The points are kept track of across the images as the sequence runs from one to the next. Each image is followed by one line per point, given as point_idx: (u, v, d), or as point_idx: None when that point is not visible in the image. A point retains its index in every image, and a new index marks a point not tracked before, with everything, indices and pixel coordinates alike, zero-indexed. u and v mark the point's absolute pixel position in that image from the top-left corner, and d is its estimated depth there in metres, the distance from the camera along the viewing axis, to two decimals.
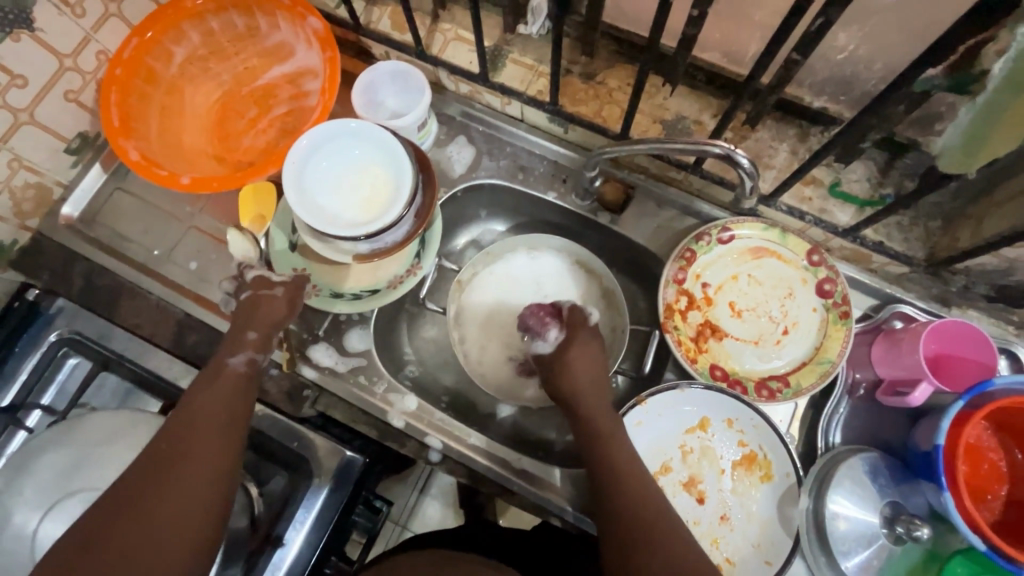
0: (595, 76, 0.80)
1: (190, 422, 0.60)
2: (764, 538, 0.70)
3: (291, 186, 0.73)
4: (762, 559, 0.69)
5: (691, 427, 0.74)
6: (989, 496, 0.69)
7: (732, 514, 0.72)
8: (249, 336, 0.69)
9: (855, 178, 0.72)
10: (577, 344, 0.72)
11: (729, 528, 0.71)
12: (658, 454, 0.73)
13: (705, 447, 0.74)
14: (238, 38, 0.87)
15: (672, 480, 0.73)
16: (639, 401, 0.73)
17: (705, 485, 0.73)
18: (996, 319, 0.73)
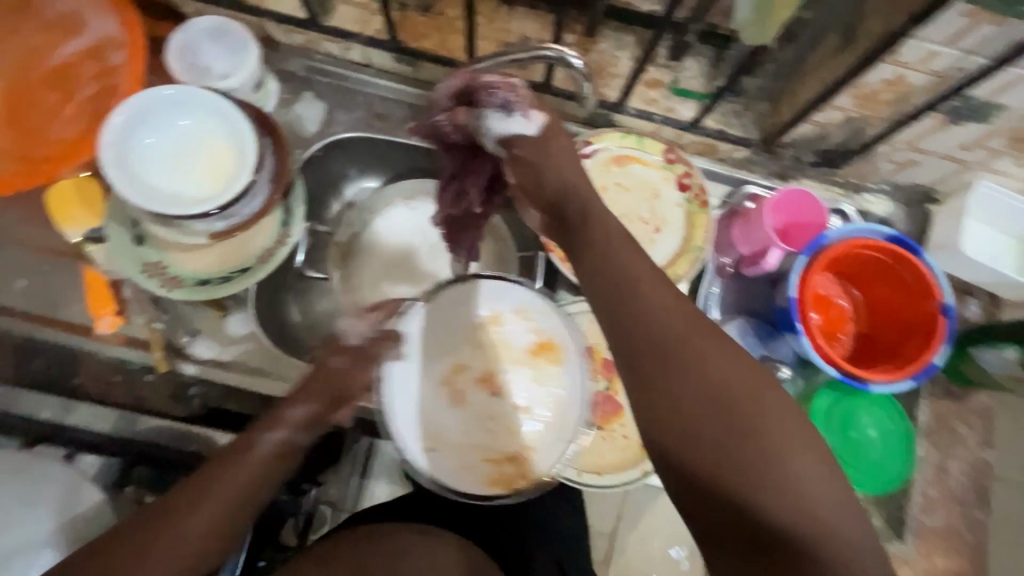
0: (432, 7, 0.78)
1: (215, 496, 0.45)
2: (557, 416, 0.63)
3: (114, 170, 0.64)
4: (560, 437, 0.62)
5: (482, 322, 0.64)
6: (841, 335, 0.80)
7: (579, 415, 0.63)
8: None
9: (691, 74, 0.77)
10: (558, 138, 0.57)
11: (564, 399, 0.64)
12: (461, 346, 0.64)
13: (495, 333, 0.65)
14: (10, 12, 0.75)
15: (466, 379, 0.64)
16: (422, 298, 0.62)
17: (506, 377, 0.65)
18: (825, 183, 0.82)
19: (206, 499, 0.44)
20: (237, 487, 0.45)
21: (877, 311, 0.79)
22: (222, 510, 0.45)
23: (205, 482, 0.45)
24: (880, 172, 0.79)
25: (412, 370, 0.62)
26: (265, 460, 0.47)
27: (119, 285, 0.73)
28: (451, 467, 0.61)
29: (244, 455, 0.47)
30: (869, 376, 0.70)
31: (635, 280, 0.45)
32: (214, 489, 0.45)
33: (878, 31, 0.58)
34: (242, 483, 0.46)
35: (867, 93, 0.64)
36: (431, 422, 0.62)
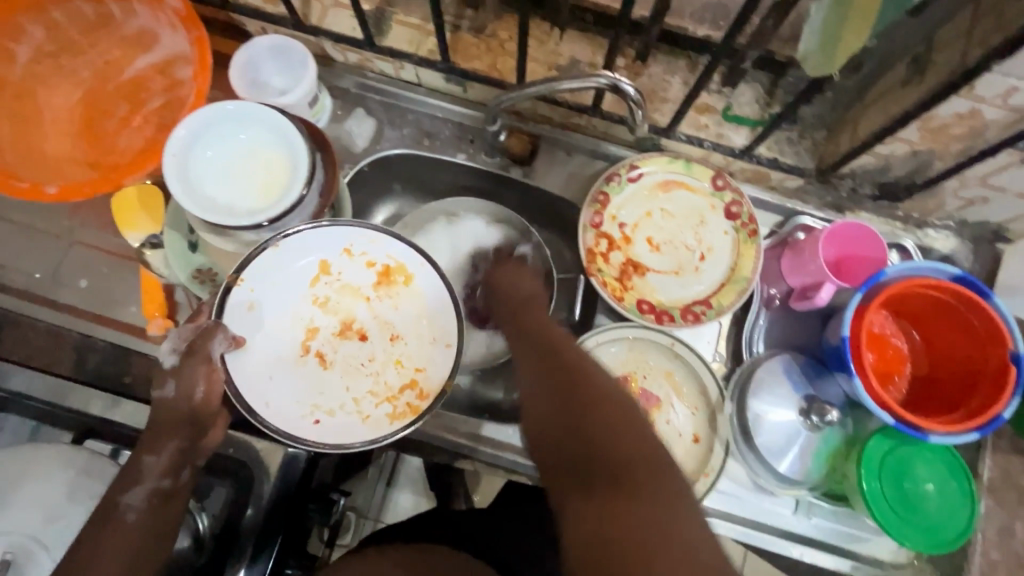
0: (484, 29, 0.78)
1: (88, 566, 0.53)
2: (425, 329, 0.70)
3: (175, 181, 0.67)
4: (443, 344, 0.69)
5: (314, 278, 0.70)
6: (897, 377, 0.75)
7: (401, 331, 0.71)
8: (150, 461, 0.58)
9: (745, 100, 0.75)
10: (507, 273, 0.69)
11: (433, 306, 0.70)
12: (328, 293, 0.71)
13: (332, 275, 0.71)
14: (91, 28, 0.80)
15: (324, 336, 0.70)
16: (237, 283, 0.66)
17: (355, 313, 0.71)
18: (884, 217, 0.78)
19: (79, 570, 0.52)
20: (119, 552, 0.54)
21: (937, 354, 0.74)
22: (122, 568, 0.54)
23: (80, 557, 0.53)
24: (946, 208, 0.75)
25: (269, 346, 0.68)
26: (131, 525, 0.55)
27: (172, 288, 0.76)
28: (354, 421, 0.67)
29: (111, 524, 0.55)
30: (930, 426, 0.66)
31: (528, 310, 0.63)
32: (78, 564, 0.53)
33: (953, 63, 0.54)
34: (121, 543, 0.54)
35: (937, 127, 0.61)
36: (299, 390, 0.68)
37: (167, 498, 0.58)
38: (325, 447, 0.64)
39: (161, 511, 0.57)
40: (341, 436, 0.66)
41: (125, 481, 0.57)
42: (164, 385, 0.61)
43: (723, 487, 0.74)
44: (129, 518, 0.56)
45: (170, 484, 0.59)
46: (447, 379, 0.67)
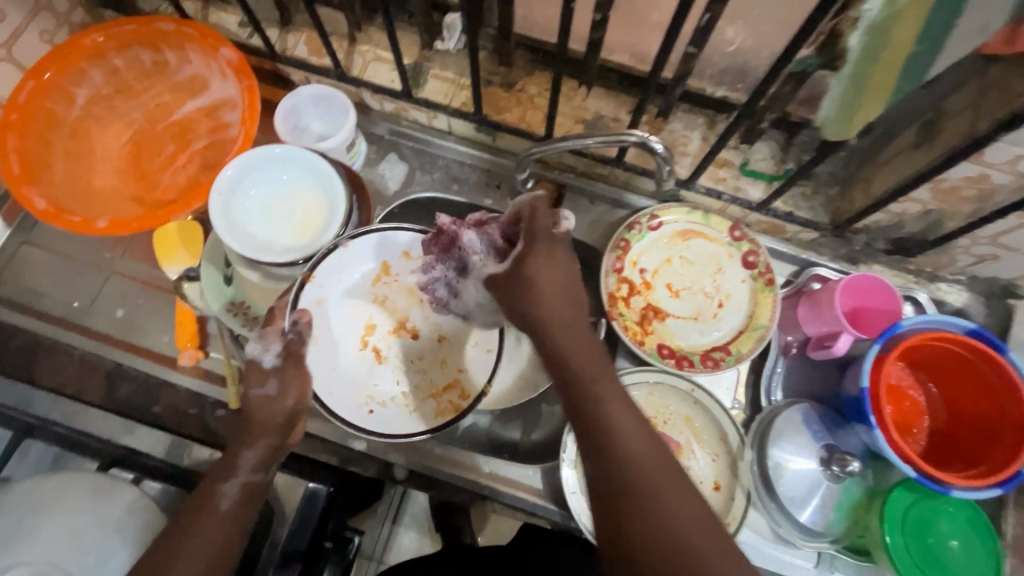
0: (515, 84, 0.83)
1: (182, 551, 0.52)
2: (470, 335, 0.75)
3: (220, 219, 0.70)
4: (485, 349, 0.74)
5: (375, 276, 0.77)
6: (915, 429, 0.76)
7: (447, 331, 0.77)
8: (248, 457, 0.59)
9: (761, 156, 0.79)
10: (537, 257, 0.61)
11: (474, 314, 0.77)
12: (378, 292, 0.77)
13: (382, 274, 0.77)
14: (147, 74, 0.85)
15: (379, 334, 0.77)
16: (308, 279, 0.72)
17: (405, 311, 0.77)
18: (897, 270, 0.81)
19: (175, 557, 0.51)
20: (209, 542, 0.53)
21: (955, 408, 0.75)
22: (212, 558, 0.53)
23: (171, 545, 0.52)
24: (957, 264, 0.78)
25: (336, 341, 0.75)
26: (223, 516, 0.55)
27: (205, 320, 0.78)
28: (405, 415, 0.73)
29: (209, 512, 0.55)
30: (950, 480, 0.66)
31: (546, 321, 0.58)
32: (173, 548, 0.52)
33: (962, 131, 0.58)
34: (212, 529, 0.54)
35: (948, 189, 0.64)
36: (359, 382, 0.75)
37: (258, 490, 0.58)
38: (383, 431, 0.71)
39: (251, 506, 0.57)
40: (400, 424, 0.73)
41: (223, 471, 0.58)
42: (266, 383, 0.63)
43: (745, 537, 0.74)
44: (221, 508, 0.55)
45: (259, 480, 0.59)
46: (489, 380, 0.73)
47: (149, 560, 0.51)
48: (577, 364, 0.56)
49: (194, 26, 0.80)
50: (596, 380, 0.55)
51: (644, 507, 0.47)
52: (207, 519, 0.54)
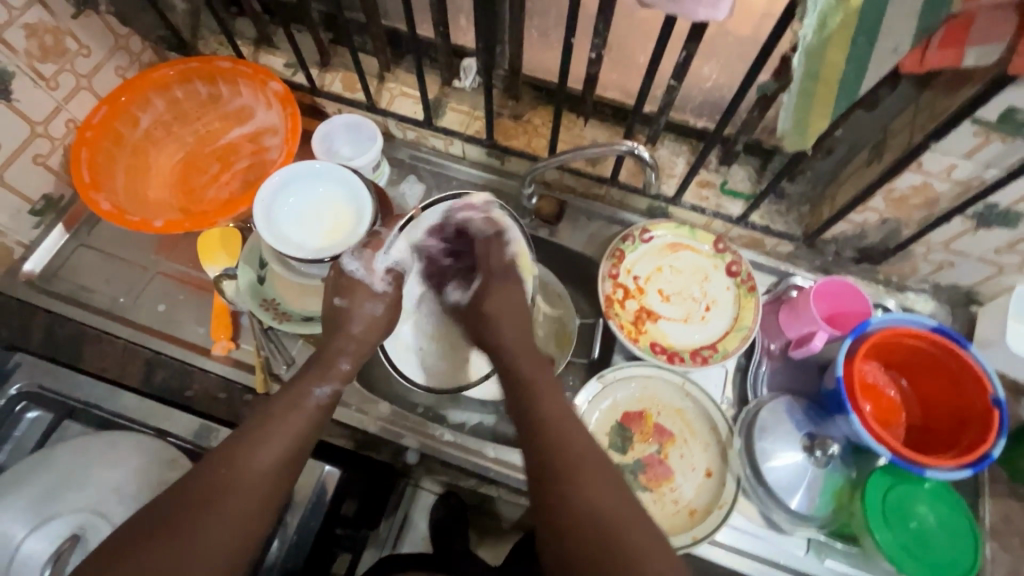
0: (522, 116, 0.96)
1: (272, 433, 0.60)
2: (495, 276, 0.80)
3: (262, 221, 0.80)
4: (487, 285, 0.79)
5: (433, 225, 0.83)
6: (893, 425, 0.82)
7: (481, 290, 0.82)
8: (343, 366, 0.70)
9: (739, 178, 0.90)
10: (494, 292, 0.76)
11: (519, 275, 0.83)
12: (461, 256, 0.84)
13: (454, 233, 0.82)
14: (202, 104, 0.97)
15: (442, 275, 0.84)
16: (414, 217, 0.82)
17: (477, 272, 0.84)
18: (867, 279, 0.90)
19: (266, 437, 0.59)
20: (294, 429, 0.61)
21: (928, 403, 0.81)
22: (296, 443, 0.61)
23: (264, 426, 0.60)
24: (920, 273, 0.86)
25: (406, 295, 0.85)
26: (312, 411, 0.64)
27: (238, 314, 0.86)
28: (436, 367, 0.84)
29: (298, 406, 0.63)
30: (925, 461, 0.71)
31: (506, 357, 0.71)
32: (263, 429, 0.60)
33: (903, 145, 0.68)
34: (275, 442, 0.59)
35: (898, 198, 0.73)
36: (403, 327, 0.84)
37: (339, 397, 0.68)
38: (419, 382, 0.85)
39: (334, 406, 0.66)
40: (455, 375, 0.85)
41: (317, 374, 0.67)
42: (372, 304, 0.76)
43: (736, 522, 0.78)
44: (308, 404, 0.64)
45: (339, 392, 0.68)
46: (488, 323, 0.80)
47: (243, 439, 0.59)
48: (523, 365, 0.68)
49: (248, 64, 0.93)
50: (533, 384, 0.66)
51: (570, 486, 0.56)
52: (299, 409, 0.63)
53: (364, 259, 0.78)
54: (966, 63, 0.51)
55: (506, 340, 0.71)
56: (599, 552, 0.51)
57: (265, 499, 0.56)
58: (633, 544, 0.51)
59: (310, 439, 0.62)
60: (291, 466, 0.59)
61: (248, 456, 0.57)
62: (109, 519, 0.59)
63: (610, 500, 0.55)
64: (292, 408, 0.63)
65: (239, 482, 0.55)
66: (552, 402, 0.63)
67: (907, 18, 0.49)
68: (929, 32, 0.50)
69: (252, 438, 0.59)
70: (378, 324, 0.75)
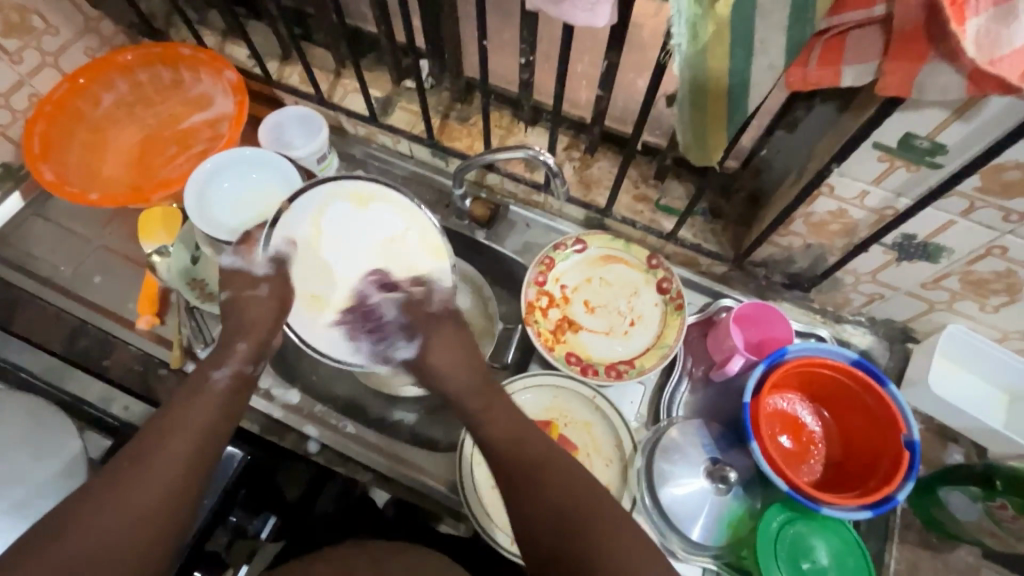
0: (468, 119, 0.97)
1: (175, 429, 0.57)
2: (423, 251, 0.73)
3: (192, 202, 0.83)
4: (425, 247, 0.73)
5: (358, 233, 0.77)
6: (809, 457, 0.79)
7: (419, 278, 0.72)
8: (241, 348, 0.66)
9: (676, 195, 0.88)
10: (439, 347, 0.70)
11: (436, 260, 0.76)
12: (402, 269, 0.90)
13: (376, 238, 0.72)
14: (165, 88, 1.01)
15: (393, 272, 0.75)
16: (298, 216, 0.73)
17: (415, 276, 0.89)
18: (802, 307, 0.87)
19: (168, 432, 0.57)
20: (201, 418, 0.59)
21: (846, 438, 0.78)
22: (200, 431, 0.58)
23: (166, 420, 0.58)
24: (853, 304, 0.83)
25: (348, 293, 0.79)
26: (216, 393, 0.61)
27: (168, 291, 0.88)
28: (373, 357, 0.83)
29: (201, 393, 0.61)
30: (823, 497, 0.69)
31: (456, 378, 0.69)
32: (165, 430, 0.57)
33: (817, 168, 0.66)
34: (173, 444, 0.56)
35: (818, 222, 0.71)
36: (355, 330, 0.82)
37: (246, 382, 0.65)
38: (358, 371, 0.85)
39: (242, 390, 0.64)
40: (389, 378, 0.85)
41: (216, 359, 0.64)
42: (256, 286, 0.69)
43: None
44: (212, 389, 0.62)
45: (250, 371, 0.65)
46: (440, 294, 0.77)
47: (142, 439, 0.56)
48: (463, 393, 0.67)
49: (207, 52, 0.96)
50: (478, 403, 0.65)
51: (542, 484, 0.57)
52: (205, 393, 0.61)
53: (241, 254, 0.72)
54: (845, 82, 0.50)
55: (449, 378, 0.69)
56: (561, 537, 0.54)
57: (173, 489, 0.54)
58: (598, 526, 0.54)
59: (219, 422, 0.60)
60: (196, 456, 0.57)
61: (141, 472, 0.54)
62: None
63: (575, 487, 0.57)
64: (195, 395, 0.61)
65: (140, 479, 0.53)
66: (504, 416, 0.64)
67: (778, 32, 0.48)
68: (803, 47, 0.49)
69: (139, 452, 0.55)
70: (268, 309, 0.68)
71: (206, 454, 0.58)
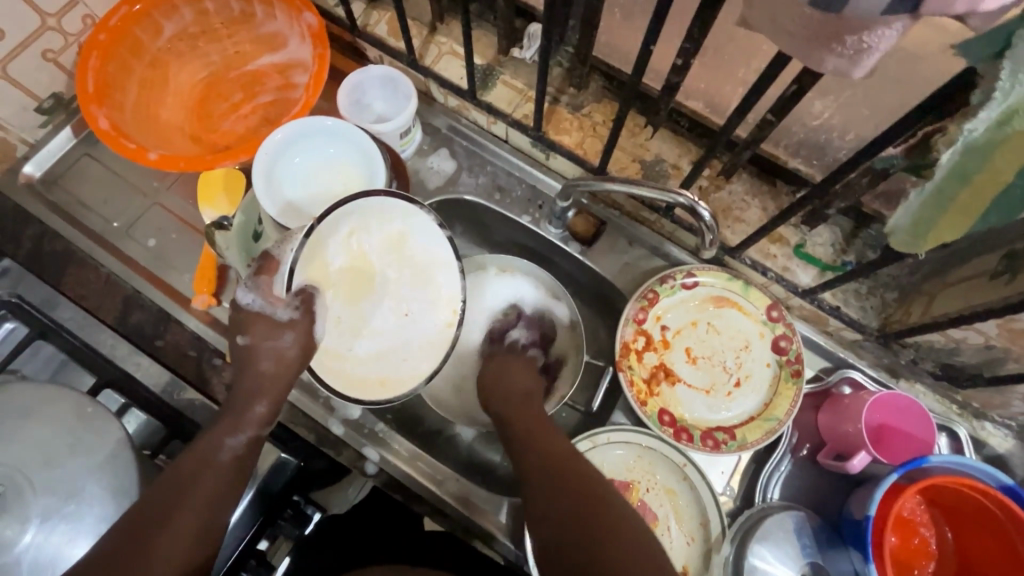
0: (582, 108, 0.81)
1: (183, 503, 0.55)
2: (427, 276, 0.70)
3: (261, 179, 0.72)
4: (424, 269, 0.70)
5: (383, 239, 0.67)
6: (916, 571, 0.70)
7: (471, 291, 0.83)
8: (258, 410, 0.63)
9: (821, 241, 0.74)
10: (514, 365, 0.76)
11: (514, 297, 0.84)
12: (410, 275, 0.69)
13: (404, 270, 0.69)
14: (233, 21, 0.86)
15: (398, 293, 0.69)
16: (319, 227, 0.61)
17: (380, 282, 0.68)
18: (941, 396, 0.74)
19: (173, 509, 0.54)
20: (207, 489, 0.57)
21: (969, 562, 0.68)
22: (209, 506, 0.56)
23: (174, 492, 0.55)
24: (1010, 408, 0.71)
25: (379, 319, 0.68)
26: (223, 466, 0.59)
27: (226, 267, 0.80)
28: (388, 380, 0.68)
29: (211, 462, 0.59)
30: None
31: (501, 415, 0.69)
32: (182, 493, 0.56)
33: None
34: (197, 507, 0.55)
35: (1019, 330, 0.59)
36: (398, 349, 0.69)
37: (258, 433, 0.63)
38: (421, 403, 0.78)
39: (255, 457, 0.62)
40: (411, 382, 0.68)
41: (230, 425, 0.61)
42: (279, 335, 0.62)
43: None
44: (219, 459, 0.59)
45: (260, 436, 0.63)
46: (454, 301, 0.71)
47: (144, 515, 0.54)
48: (513, 411, 0.68)
49: None
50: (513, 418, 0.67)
51: (582, 521, 0.51)
52: (213, 465, 0.58)
53: (260, 288, 0.63)
54: None
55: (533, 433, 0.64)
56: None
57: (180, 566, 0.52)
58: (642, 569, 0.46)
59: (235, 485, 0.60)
60: (204, 533, 0.55)
61: (161, 538, 0.52)
62: (31, 483, 0.58)
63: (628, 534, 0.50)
64: (213, 453, 0.59)
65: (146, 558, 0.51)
66: (548, 438, 0.62)
67: None
68: None
69: (158, 514, 0.54)
70: (289, 362, 0.63)
71: (210, 530, 0.56)
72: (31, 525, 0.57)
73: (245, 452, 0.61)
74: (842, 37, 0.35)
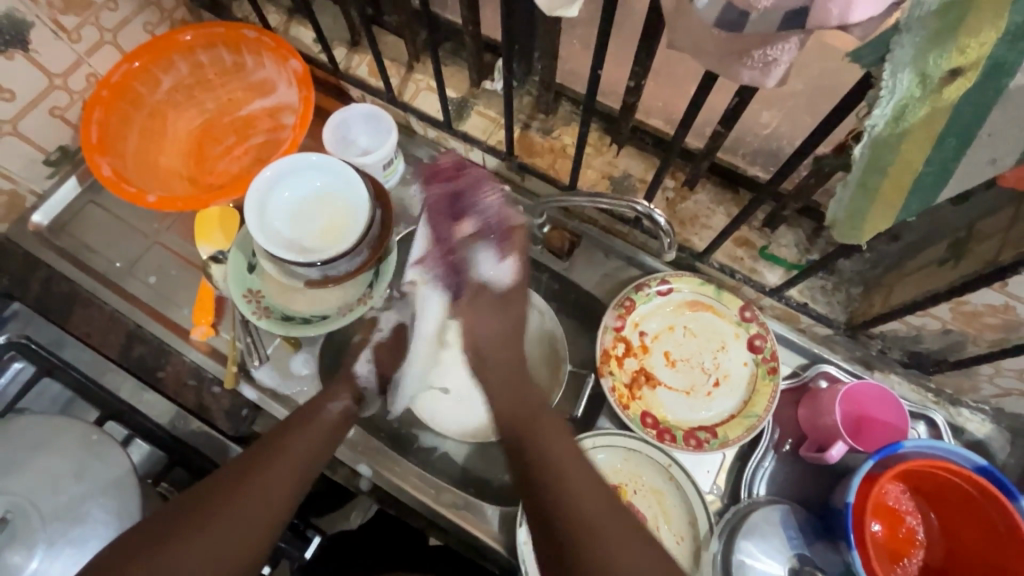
0: (552, 131, 0.86)
1: (268, 459, 0.62)
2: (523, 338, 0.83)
3: (252, 211, 0.76)
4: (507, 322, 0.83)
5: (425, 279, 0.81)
6: (904, 560, 0.71)
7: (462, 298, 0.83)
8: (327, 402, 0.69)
9: (784, 242, 0.77)
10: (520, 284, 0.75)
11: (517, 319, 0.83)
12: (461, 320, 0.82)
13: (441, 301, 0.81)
14: (226, 72, 0.93)
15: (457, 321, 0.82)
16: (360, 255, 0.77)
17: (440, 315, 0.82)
18: (914, 385, 0.77)
19: (255, 469, 0.61)
20: (304, 451, 0.65)
21: (955, 548, 0.69)
22: (296, 467, 0.63)
23: (265, 452, 0.63)
24: (980, 392, 0.73)
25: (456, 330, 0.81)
26: (318, 431, 0.67)
27: (223, 298, 0.84)
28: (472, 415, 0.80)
29: (304, 429, 0.67)
30: None
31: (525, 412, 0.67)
32: (278, 448, 0.64)
33: (987, 256, 0.56)
34: (303, 449, 0.65)
35: (970, 312, 0.63)
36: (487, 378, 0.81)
37: (335, 433, 0.69)
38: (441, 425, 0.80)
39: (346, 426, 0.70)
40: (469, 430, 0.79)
41: (326, 396, 0.71)
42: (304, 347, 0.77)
43: None
44: (320, 424, 0.68)
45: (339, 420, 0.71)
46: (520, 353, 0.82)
47: (224, 478, 0.60)
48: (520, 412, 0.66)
49: (272, 36, 0.87)
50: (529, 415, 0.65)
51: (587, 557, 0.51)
52: (318, 422, 0.68)
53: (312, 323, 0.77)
54: None
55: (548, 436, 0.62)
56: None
57: (273, 511, 0.60)
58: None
59: (325, 452, 0.67)
60: (292, 494, 0.62)
61: (257, 483, 0.60)
62: (38, 511, 0.61)
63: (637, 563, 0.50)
64: (309, 421, 0.68)
65: (237, 497, 0.58)
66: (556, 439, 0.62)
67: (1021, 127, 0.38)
68: None
69: (258, 462, 0.62)
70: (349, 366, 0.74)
71: (282, 508, 0.60)
72: (37, 551, 0.59)
73: (337, 422, 0.70)
74: (749, 52, 0.40)
